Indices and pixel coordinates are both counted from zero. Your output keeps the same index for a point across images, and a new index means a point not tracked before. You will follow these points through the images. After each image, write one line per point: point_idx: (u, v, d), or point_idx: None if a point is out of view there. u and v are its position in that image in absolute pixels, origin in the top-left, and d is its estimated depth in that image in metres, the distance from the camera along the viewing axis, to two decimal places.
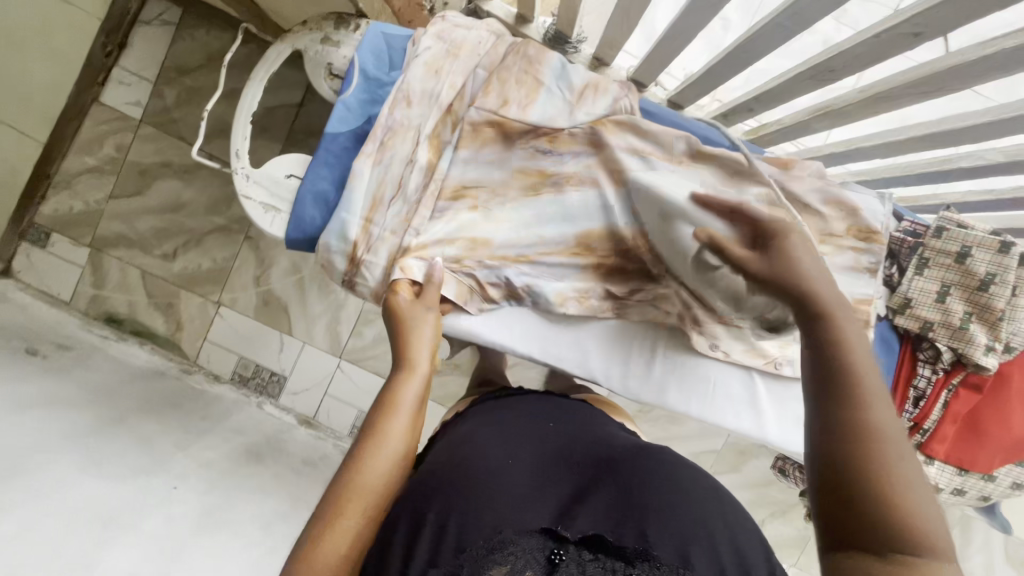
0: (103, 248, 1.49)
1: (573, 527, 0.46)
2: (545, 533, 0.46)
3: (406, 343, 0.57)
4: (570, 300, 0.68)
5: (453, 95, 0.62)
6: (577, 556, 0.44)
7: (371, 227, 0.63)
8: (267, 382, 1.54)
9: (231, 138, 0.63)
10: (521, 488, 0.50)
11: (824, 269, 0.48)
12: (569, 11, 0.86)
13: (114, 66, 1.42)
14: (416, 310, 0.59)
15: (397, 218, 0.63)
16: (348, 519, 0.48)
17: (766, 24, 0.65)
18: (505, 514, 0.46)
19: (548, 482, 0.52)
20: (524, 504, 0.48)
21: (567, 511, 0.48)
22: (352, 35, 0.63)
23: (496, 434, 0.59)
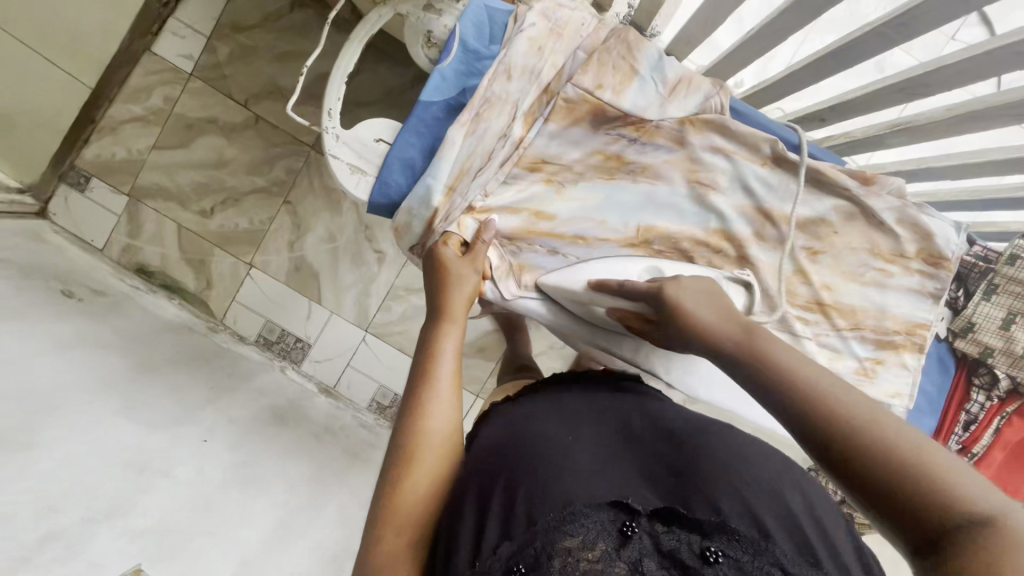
0: (141, 199, 1.49)
1: (645, 502, 0.44)
2: (616, 506, 0.43)
3: (445, 297, 0.57)
4: None
5: (552, 74, 0.62)
6: (649, 529, 0.42)
7: (453, 196, 0.62)
8: (291, 348, 1.55)
9: (324, 97, 0.63)
10: (585, 458, 0.48)
11: (702, 294, 0.53)
12: (651, 5, 0.86)
13: (170, 16, 1.40)
14: (462, 267, 0.60)
15: (481, 187, 0.64)
16: (418, 467, 0.48)
17: (866, 33, 0.65)
18: (574, 484, 0.44)
19: (614, 455, 0.50)
20: (596, 476, 0.46)
21: (635, 484, 0.46)
22: (455, 5, 0.62)
23: (561, 410, 0.57)
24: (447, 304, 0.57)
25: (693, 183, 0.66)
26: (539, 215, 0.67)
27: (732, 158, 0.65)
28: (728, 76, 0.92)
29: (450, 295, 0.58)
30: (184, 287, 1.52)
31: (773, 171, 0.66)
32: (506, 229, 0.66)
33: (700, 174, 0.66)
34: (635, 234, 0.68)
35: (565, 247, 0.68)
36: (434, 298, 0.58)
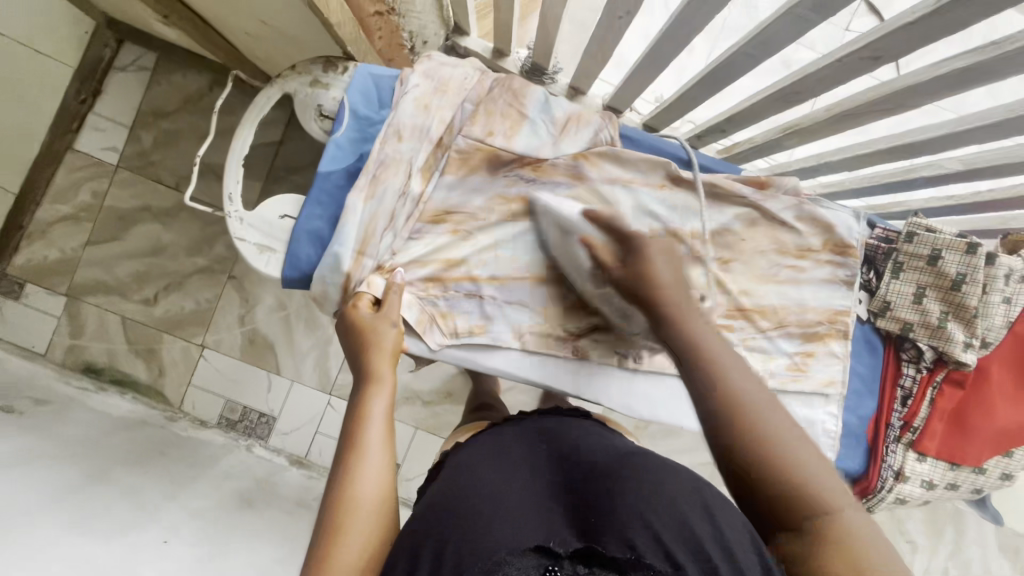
0: (80, 296, 1.45)
1: (568, 544, 0.44)
2: (540, 551, 0.43)
3: (367, 361, 0.57)
4: (529, 335, 0.69)
5: (442, 128, 0.63)
6: (572, 571, 0.42)
7: (364, 259, 0.62)
8: (255, 424, 1.50)
9: (223, 182, 0.63)
10: (515, 507, 0.49)
11: (678, 275, 0.54)
12: (545, 45, 0.91)
13: (89, 112, 1.41)
14: (377, 325, 0.59)
15: (388, 247, 0.63)
16: (348, 540, 0.47)
17: (733, 52, 0.69)
18: (497, 533, 0.45)
19: (544, 503, 0.51)
20: (520, 523, 0.46)
21: (563, 530, 0.46)
22: (341, 77, 0.64)
23: (495, 462, 0.58)
24: (370, 367, 0.57)
25: (598, 215, 0.69)
26: (451, 263, 0.66)
27: (630, 188, 0.69)
28: (630, 100, 0.97)
29: (372, 355, 0.57)
30: (136, 379, 1.47)
31: (673, 191, 0.70)
32: (420, 282, 0.65)
33: (605, 205, 0.69)
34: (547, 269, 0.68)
35: (483, 290, 0.67)
36: (357, 363, 0.58)
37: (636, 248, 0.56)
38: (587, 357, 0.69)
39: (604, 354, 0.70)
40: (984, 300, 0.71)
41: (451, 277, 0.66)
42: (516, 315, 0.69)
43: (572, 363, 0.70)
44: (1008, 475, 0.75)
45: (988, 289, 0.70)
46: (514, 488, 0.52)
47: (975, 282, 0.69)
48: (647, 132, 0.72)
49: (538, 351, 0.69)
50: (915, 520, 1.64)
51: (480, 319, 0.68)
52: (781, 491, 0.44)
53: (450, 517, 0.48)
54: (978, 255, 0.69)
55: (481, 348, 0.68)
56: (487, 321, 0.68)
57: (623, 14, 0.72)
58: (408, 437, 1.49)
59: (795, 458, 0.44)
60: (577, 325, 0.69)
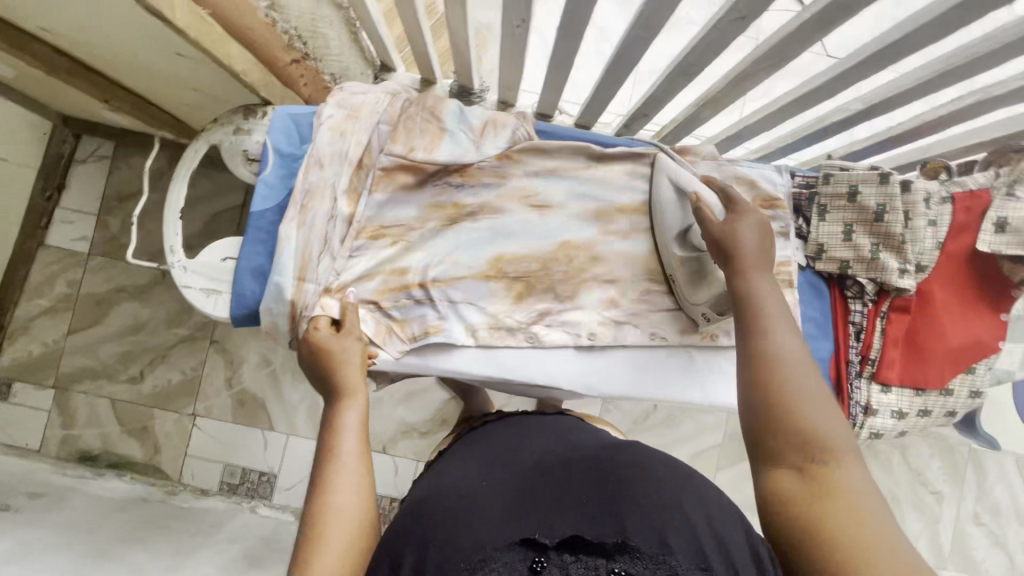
0: (68, 386, 1.47)
1: (553, 534, 0.46)
2: (524, 546, 0.44)
3: (340, 376, 0.59)
4: (482, 330, 0.69)
5: (361, 151, 0.66)
6: (559, 560, 0.43)
7: (305, 284, 0.64)
8: (257, 485, 1.49)
9: (163, 236, 0.66)
10: (499, 506, 0.51)
11: (757, 237, 0.60)
12: (463, 66, 0.96)
13: (55, 207, 1.46)
14: (343, 342, 0.61)
15: (329, 269, 0.65)
16: (330, 545, 0.48)
17: (626, 38, 0.74)
18: (484, 533, 0.47)
19: (522, 496, 0.52)
20: (506, 522, 0.48)
21: (543, 522, 0.48)
22: (262, 121, 0.68)
23: (477, 466, 0.60)
24: (340, 382, 0.59)
25: (529, 206, 0.71)
26: (394, 273, 0.68)
27: (555, 176, 0.72)
28: (555, 103, 1.02)
29: (342, 370, 0.59)
30: (132, 459, 1.47)
31: (600, 171, 0.73)
32: (369, 298, 0.67)
33: (533, 197, 0.71)
34: (488, 265, 0.70)
35: (432, 293, 0.68)
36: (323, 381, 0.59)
37: (732, 210, 0.63)
38: (542, 342, 0.70)
39: (558, 337, 0.70)
40: (910, 226, 0.73)
41: (397, 287, 0.68)
42: (468, 313, 0.69)
43: (530, 352, 0.70)
44: (977, 392, 0.76)
45: (911, 215, 0.73)
46: (493, 486, 0.55)
47: (896, 210, 0.72)
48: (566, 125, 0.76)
49: (490, 345, 0.69)
50: (934, 468, 1.61)
51: (430, 323, 0.68)
52: (795, 426, 0.49)
53: (434, 518, 0.50)
54: (892, 184, 0.72)
55: (436, 350, 0.69)
56: (438, 322, 0.68)
57: (520, 22, 0.77)
58: (412, 470, 1.49)
59: (802, 410, 0.50)
60: (526, 314, 0.70)
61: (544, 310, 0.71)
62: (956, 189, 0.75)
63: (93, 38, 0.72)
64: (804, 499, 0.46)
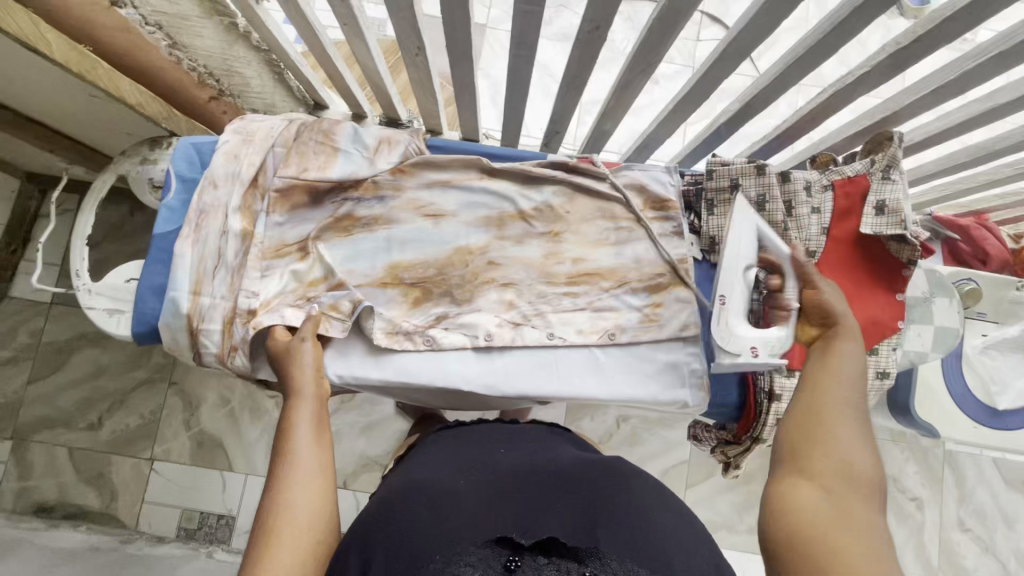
0: (26, 436, 1.46)
1: (529, 534, 0.49)
2: (499, 545, 0.48)
3: (292, 376, 0.62)
4: (382, 331, 0.71)
5: (255, 172, 0.70)
6: (532, 562, 0.46)
7: (201, 298, 0.67)
8: (216, 528, 1.46)
9: (70, 261, 0.69)
10: (478, 505, 0.53)
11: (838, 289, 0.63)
12: (384, 99, 1.03)
13: (20, 260, 1.51)
14: (295, 344, 0.65)
15: (225, 284, 0.68)
16: (283, 544, 0.49)
17: (513, 59, 0.80)
18: (461, 528, 0.50)
19: (499, 498, 0.55)
20: (480, 521, 0.51)
21: (521, 524, 0.51)
22: (167, 151, 0.73)
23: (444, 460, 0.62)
24: (296, 383, 0.62)
25: (424, 216, 0.75)
26: (298, 288, 0.70)
27: (448, 188, 0.76)
28: (475, 128, 1.08)
29: (295, 372, 0.62)
30: (89, 509, 1.45)
31: (496, 181, 0.77)
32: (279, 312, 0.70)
33: (427, 207, 0.75)
34: (385, 273, 0.74)
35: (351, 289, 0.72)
36: (284, 384, 0.62)
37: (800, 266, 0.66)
38: (439, 344, 0.72)
39: (455, 340, 0.72)
40: (794, 214, 0.77)
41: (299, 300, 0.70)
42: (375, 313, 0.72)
43: (428, 353, 0.72)
44: (881, 373, 0.77)
45: (794, 204, 0.77)
46: (472, 485, 0.57)
47: (774, 200, 0.76)
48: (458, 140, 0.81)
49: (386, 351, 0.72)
50: (911, 473, 1.57)
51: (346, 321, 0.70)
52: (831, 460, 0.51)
53: (404, 507, 0.53)
54: (769, 175, 0.76)
55: (358, 358, 0.72)
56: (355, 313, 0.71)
57: (416, 51, 0.83)
58: None
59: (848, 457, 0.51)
60: (421, 318, 0.73)
61: (439, 313, 0.74)
62: (835, 176, 0.78)
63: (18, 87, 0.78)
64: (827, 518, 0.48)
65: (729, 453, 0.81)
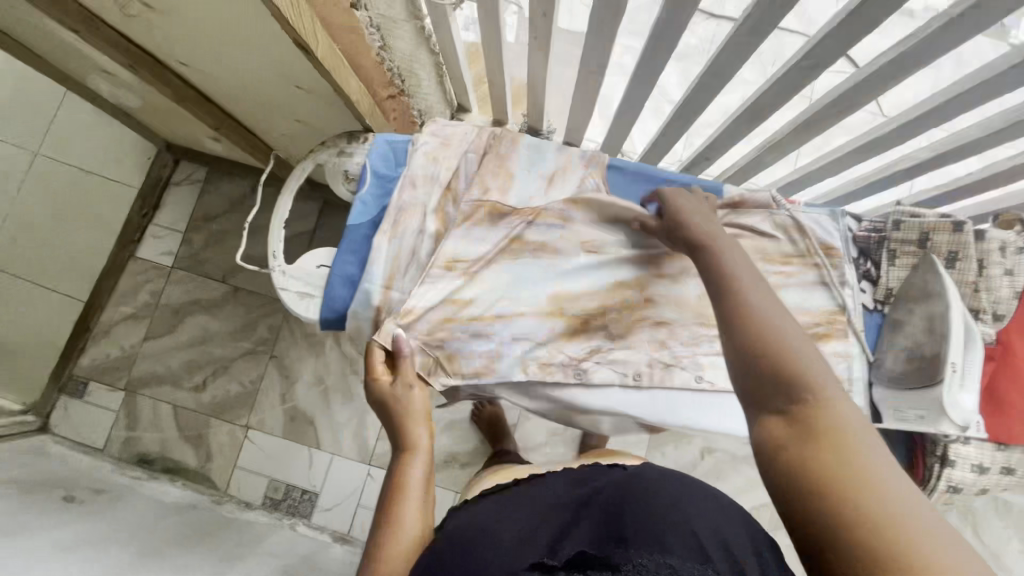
0: (136, 389, 1.56)
1: (560, 555, 0.45)
2: (536, 569, 0.43)
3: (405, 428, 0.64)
4: (532, 364, 0.74)
5: (450, 176, 0.73)
6: None
7: (390, 292, 0.70)
8: (298, 502, 1.51)
9: (268, 243, 0.73)
10: (519, 534, 0.50)
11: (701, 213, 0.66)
12: (535, 108, 1.04)
13: (149, 224, 1.61)
14: (399, 391, 0.66)
15: (411, 278, 0.70)
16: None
17: (696, 86, 0.79)
18: (496, 560, 0.46)
19: (538, 531, 0.50)
20: (523, 545, 0.48)
21: (553, 548, 0.46)
22: (363, 146, 0.75)
23: (498, 505, 0.59)
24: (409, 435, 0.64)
25: (586, 252, 0.76)
26: (452, 307, 0.71)
27: (618, 223, 0.75)
28: (619, 145, 1.07)
29: (407, 422, 0.65)
30: (185, 466, 1.53)
31: None
32: (424, 325, 0.70)
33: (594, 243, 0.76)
34: (547, 305, 0.75)
35: (492, 328, 0.73)
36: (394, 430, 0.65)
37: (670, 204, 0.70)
38: (589, 378, 0.74)
39: (605, 376, 0.75)
40: (984, 274, 0.74)
41: (456, 320, 0.72)
42: (528, 342, 0.74)
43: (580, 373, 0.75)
44: None
45: (986, 264, 0.73)
46: (516, 522, 0.52)
47: (969, 258, 0.73)
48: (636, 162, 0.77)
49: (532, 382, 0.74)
50: None
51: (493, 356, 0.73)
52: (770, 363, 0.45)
53: (450, 547, 0.50)
54: (967, 232, 0.73)
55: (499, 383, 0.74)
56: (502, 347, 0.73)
57: (595, 69, 0.84)
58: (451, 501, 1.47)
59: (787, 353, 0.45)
60: (577, 348, 0.75)
61: (597, 342, 0.76)
62: None
63: (226, 69, 0.84)
64: (786, 437, 0.41)
65: None
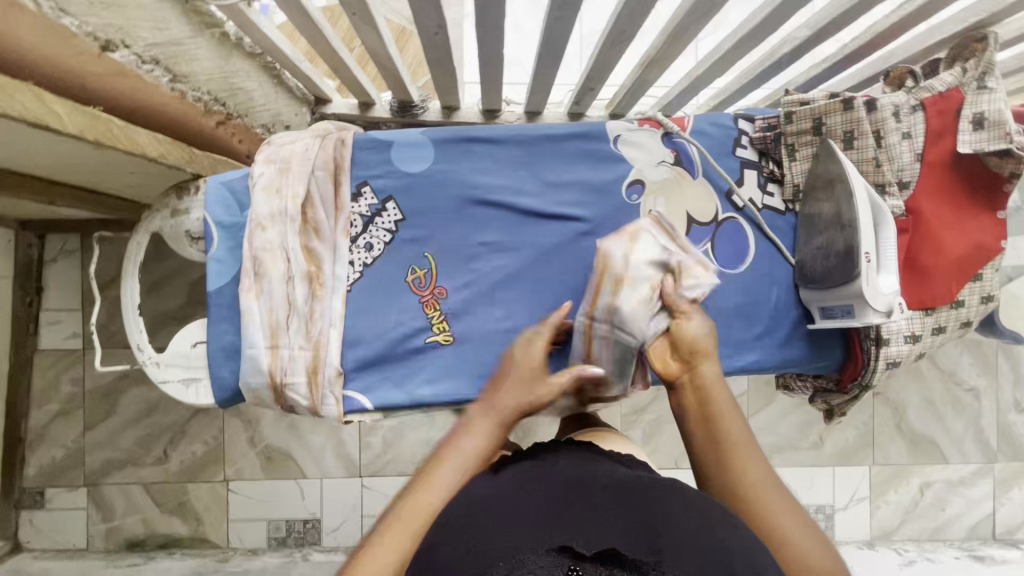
0: (98, 480, 1.48)
1: (592, 540, 0.37)
2: (559, 549, 0.36)
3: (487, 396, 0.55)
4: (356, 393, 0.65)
5: (302, 204, 0.64)
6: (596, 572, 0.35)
7: (249, 246, 0.63)
8: (304, 532, 1.50)
9: (127, 335, 0.64)
10: (536, 510, 0.40)
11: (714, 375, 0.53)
12: (397, 83, 0.93)
13: (39, 311, 1.46)
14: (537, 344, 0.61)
15: (265, 244, 0.63)
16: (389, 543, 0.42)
17: (551, 22, 0.72)
18: (515, 527, 0.38)
19: (576, 496, 0.41)
20: (551, 514, 0.39)
21: (587, 523, 0.39)
22: (196, 197, 0.66)
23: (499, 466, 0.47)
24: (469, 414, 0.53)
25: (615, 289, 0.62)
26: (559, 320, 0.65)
27: (502, 207, 0.69)
28: (498, 96, 0.99)
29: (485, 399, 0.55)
30: (178, 536, 1.49)
31: (569, 172, 0.71)
32: (270, 301, 0.63)
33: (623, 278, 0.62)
34: (390, 307, 0.67)
35: (325, 339, 0.64)
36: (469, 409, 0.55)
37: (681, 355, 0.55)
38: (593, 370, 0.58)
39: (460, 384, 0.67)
40: (884, 144, 0.70)
41: (281, 337, 0.63)
42: (348, 372, 0.65)
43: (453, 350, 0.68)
44: (989, 296, 0.74)
45: (883, 134, 0.70)
46: (539, 490, 0.42)
47: (865, 134, 0.69)
48: (599, 134, 0.72)
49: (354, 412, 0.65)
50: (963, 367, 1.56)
51: (317, 373, 0.63)
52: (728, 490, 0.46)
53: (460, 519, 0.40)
54: (857, 108, 0.69)
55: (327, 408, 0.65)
56: (326, 373, 0.64)
57: (437, 29, 0.75)
58: None
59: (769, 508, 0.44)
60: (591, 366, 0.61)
61: (477, 350, 0.67)
62: (924, 94, 0.71)
63: (15, 149, 0.70)
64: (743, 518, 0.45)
65: (831, 400, 0.80)
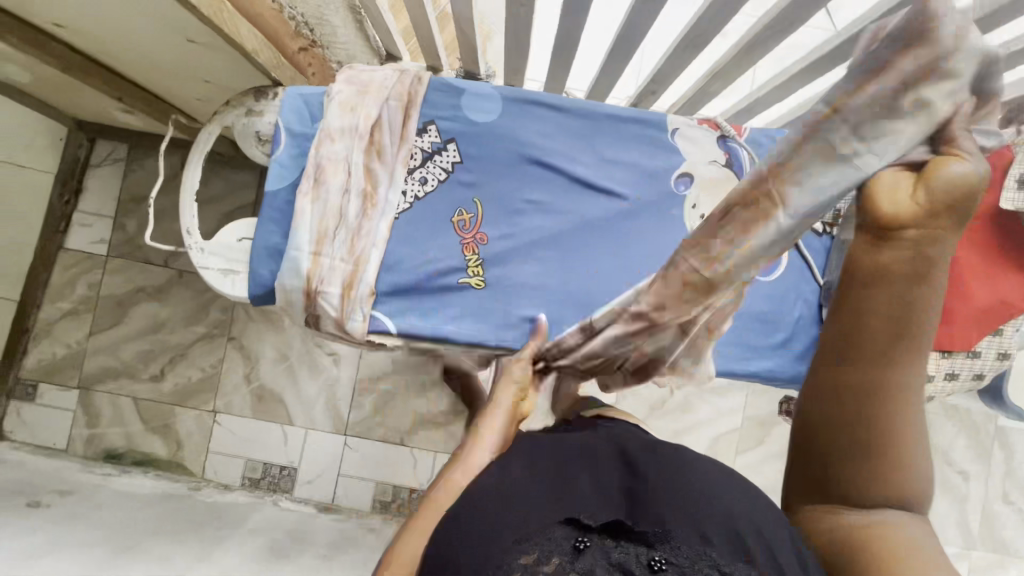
0: (91, 385, 1.49)
1: (597, 514, 0.38)
2: (568, 522, 0.37)
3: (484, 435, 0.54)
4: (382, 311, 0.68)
5: (371, 126, 0.69)
6: (602, 544, 0.37)
7: (313, 154, 0.67)
8: (279, 478, 1.50)
9: (180, 217, 0.68)
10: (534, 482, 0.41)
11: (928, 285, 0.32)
12: (469, 51, 0.97)
13: (73, 211, 1.50)
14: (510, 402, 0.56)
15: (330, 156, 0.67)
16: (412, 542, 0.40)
17: (632, 14, 0.76)
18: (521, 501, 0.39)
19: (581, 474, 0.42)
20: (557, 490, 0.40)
21: (591, 500, 0.40)
22: (272, 102, 0.70)
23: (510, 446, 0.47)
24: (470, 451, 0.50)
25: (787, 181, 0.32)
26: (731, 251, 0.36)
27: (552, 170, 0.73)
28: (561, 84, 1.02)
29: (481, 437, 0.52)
30: (155, 456, 1.49)
31: (624, 152, 0.75)
32: (323, 209, 0.66)
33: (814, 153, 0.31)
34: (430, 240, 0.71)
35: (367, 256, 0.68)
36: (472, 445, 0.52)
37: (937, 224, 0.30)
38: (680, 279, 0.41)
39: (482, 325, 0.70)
40: None
41: (324, 245, 0.66)
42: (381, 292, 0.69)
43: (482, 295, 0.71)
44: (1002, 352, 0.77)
45: None
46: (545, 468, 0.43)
47: None
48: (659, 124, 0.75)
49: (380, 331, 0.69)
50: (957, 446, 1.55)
51: (350, 285, 0.67)
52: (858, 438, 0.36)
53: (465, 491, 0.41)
54: None
55: (352, 320, 0.68)
56: (359, 288, 0.68)
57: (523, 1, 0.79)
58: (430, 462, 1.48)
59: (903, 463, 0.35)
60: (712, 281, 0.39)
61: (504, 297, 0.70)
62: None
63: (109, 28, 0.74)
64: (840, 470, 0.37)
65: None
